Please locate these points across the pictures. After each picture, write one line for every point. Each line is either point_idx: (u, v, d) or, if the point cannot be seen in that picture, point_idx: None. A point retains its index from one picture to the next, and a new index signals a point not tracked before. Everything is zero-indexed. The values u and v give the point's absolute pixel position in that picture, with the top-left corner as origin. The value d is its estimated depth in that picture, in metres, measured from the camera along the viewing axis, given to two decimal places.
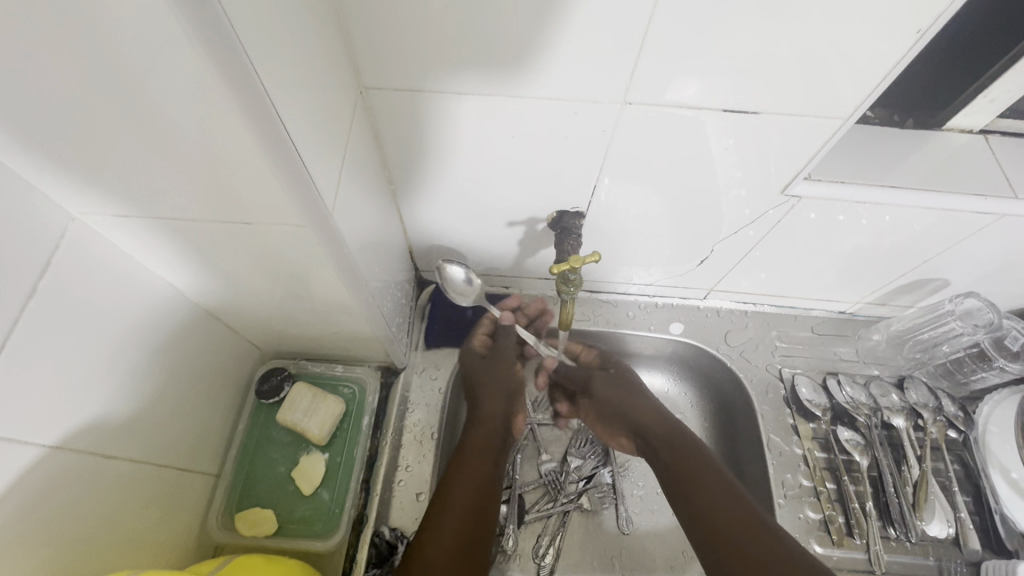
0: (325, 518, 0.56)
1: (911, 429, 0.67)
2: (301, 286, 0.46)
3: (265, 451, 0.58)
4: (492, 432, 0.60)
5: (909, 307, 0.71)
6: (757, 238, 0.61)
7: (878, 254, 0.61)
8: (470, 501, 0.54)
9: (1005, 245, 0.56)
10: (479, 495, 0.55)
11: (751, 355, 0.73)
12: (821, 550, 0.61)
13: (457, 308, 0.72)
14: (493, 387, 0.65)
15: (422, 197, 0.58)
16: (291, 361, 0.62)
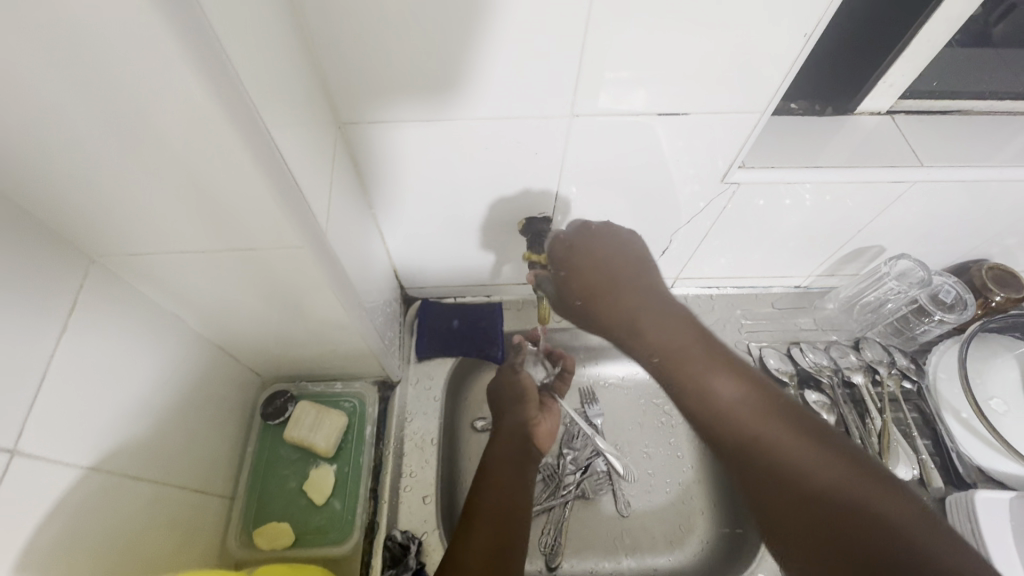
0: (339, 527, 0.58)
1: (870, 386, 0.73)
2: (299, 308, 0.50)
3: (275, 469, 0.60)
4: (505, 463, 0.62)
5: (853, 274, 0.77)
6: (710, 225, 0.67)
7: (817, 229, 0.68)
8: (496, 520, 0.56)
9: (924, 208, 0.64)
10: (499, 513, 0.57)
11: (721, 335, 0.78)
12: None
13: (443, 320, 0.77)
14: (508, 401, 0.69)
15: (402, 217, 0.63)
16: (292, 383, 0.65)
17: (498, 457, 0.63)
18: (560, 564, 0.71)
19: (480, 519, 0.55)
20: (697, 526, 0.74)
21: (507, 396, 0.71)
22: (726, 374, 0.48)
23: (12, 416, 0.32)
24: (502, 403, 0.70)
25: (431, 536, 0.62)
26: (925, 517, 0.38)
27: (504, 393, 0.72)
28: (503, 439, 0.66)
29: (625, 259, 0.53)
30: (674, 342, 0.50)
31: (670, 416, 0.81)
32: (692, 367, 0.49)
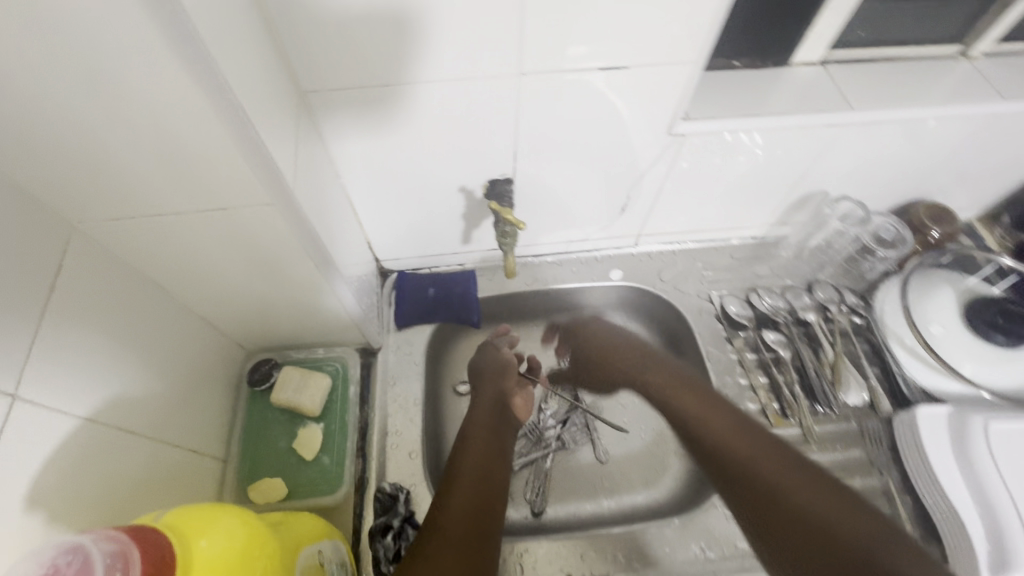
0: (329, 479, 0.62)
1: (822, 322, 0.78)
2: (277, 272, 0.53)
3: (265, 431, 0.63)
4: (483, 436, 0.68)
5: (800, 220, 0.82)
6: (664, 179, 0.71)
7: (764, 176, 0.73)
8: (473, 486, 0.62)
9: (859, 150, 0.68)
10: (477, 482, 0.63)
11: (684, 286, 0.83)
12: None
13: (419, 289, 0.80)
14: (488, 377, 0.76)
15: (370, 187, 0.66)
16: (275, 352, 0.68)
17: (474, 427, 0.70)
18: (545, 509, 0.75)
19: (460, 488, 0.61)
20: (672, 464, 0.78)
21: (486, 374, 0.77)
22: (719, 408, 0.68)
23: (8, 366, 0.34)
24: (483, 379, 0.77)
25: (419, 489, 0.65)
26: (885, 539, 0.53)
27: (484, 368, 0.78)
28: (480, 410, 0.73)
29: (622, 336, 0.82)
30: (675, 383, 0.74)
31: None
32: (688, 393, 0.71)
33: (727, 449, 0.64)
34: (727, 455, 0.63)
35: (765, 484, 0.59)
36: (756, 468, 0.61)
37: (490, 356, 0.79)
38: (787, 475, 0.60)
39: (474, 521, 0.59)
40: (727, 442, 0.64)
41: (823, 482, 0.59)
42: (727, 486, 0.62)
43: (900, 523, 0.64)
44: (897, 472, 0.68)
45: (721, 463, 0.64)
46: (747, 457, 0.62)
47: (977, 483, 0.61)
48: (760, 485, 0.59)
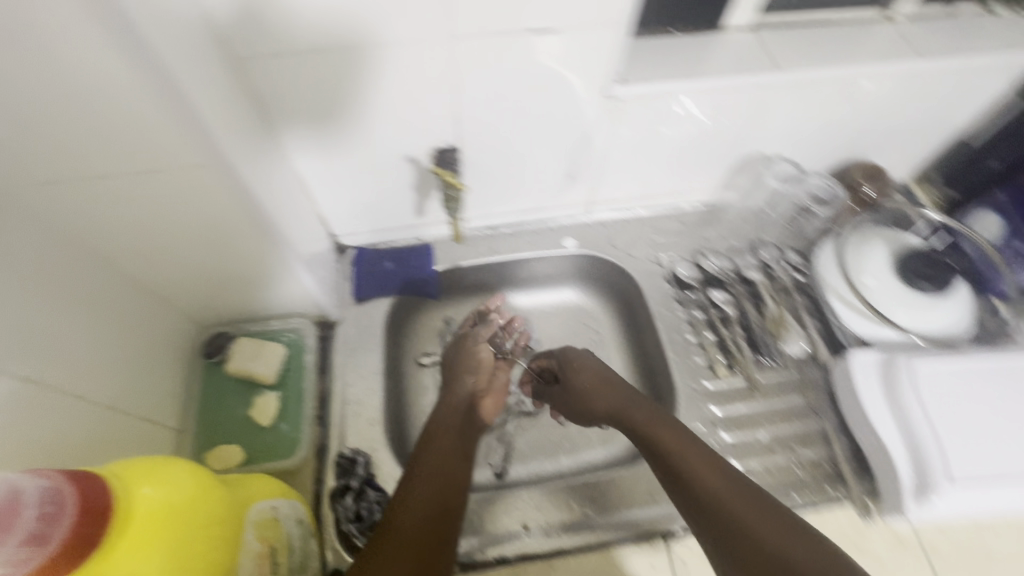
0: (286, 443, 0.64)
1: (767, 280, 0.81)
2: (219, 238, 0.56)
3: (221, 400, 0.64)
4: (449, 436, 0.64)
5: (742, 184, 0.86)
6: (608, 144, 0.73)
7: (704, 140, 0.75)
8: (435, 483, 0.58)
9: (789, 110, 0.71)
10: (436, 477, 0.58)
11: (635, 251, 0.85)
12: (727, 436, 0.70)
13: (376, 263, 0.81)
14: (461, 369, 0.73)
15: (317, 159, 0.67)
16: (228, 325, 0.69)
17: (439, 426, 0.66)
18: (508, 470, 0.77)
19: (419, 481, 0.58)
20: None
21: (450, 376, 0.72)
22: (693, 443, 0.57)
23: None
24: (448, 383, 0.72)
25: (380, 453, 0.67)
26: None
27: (458, 363, 0.74)
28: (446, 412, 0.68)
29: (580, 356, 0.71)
30: (647, 415, 0.61)
31: (600, 332, 0.88)
32: (658, 424, 0.59)
33: (693, 483, 0.53)
34: (696, 493, 0.52)
35: (733, 524, 0.49)
36: (725, 504, 0.50)
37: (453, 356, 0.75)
38: (759, 513, 0.49)
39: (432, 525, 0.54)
40: (697, 473, 0.53)
41: (797, 525, 0.48)
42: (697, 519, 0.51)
43: (837, 461, 0.68)
44: (835, 416, 0.71)
45: (691, 501, 0.52)
46: (714, 491, 0.51)
47: (902, 417, 0.65)
48: (726, 525, 0.49)
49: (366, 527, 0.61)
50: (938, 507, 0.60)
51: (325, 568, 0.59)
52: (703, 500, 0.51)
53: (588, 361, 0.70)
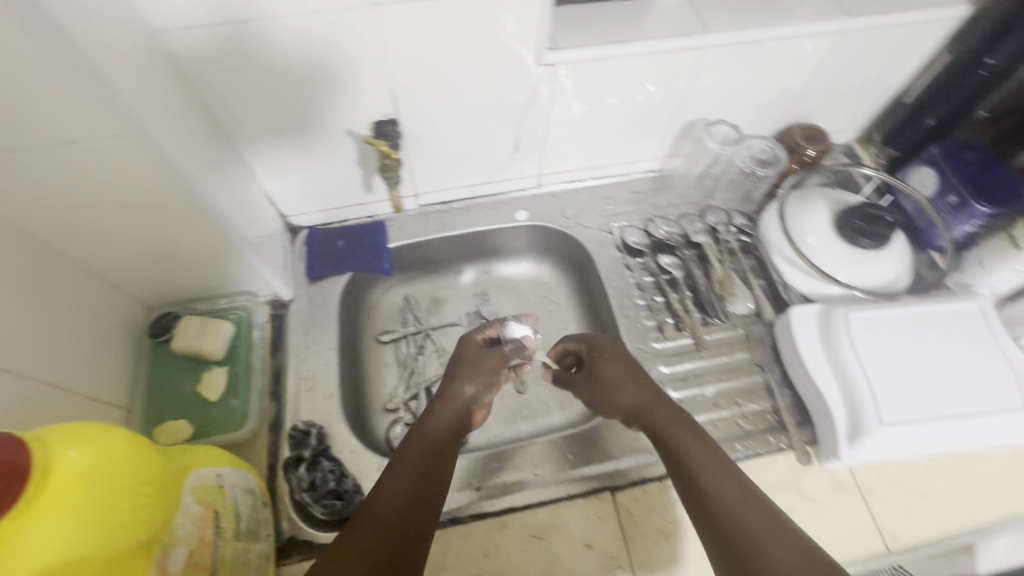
0: (236, 417, 0.64)
1: (712, 243, 0.83)
2: (153, 209, 0.55)
3: (169, 377, 0.64)
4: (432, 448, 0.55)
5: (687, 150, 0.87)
6: (550, 114, 0.74)
7: (645, 106, 0.77)
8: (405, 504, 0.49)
9: (724, 73, 0.73)
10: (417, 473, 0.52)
11: (586, 221, 0.87)
12: (676, 394, 0.72)
13: (329, 242, 0.82)
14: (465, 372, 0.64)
15: (257, 136, 0.67)
16: (177, 306, 0.69)
17: (428, 430, 0.57)
18: (468, 439, 0.79)
19: (397, 476, 0.51)
20: None
21: (459, 367, 0.65)
22: (717, 455, 0.53)
23: None
24: (456, 371, 0.65)
25: (335, 425, 0.68)
26: None
27: (463, 362, 0.66)
28: (447, 405, 0.60)
29: (615, 350, 0.66)
30: (674, 418, 0.57)
31: (557, 303, 0.90)
32: (682, 430, 0.55)
33: (710, 496, 0.49)
34: (714, 508, 0.48)
35: (749, 545, 0.45)
36: (743, 522, 0.46)
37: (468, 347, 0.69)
38: (779, 539, 0.44)
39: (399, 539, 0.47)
40: (717, 488, 0.49)
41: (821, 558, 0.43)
42: (711, 535, 0.48)
43: (779, 412, 0.70)
44: (779, 369, 0.74)
45: (706, 515, 0.49)
46: (732, 507, 0.47)
47: (838, 365, 0.67)
48: (740, 545, 0.45)
49: (319, 495, 0.62)
50: (868, 448, 0.63)
51: (280, 536, 0.60)
52: (720, 516, 0.48)
53: (623, 354, 0.66)
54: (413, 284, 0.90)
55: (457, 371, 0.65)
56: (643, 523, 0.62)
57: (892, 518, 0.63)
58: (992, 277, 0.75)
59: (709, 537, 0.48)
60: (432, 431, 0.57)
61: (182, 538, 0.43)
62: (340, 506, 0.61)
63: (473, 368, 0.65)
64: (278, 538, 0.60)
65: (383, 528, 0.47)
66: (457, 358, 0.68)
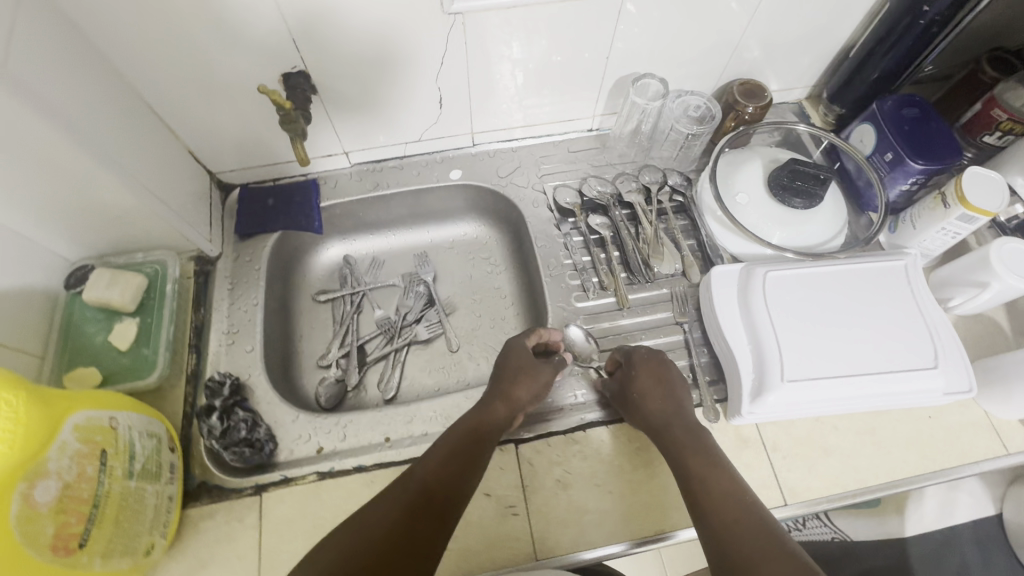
0: (146, 365, 0.66)
1: (644, 202, 0.83)
2: (49, 163, 0.54)
3: (81, 327, 0.66)
4: (469, 454, 0.56)
5: (617, 108, 0.86)
6: (471, 68, 0.73)
7: (570, 60, 0.75)
8: (434, 481, 0.53)
9: (647, 22, 0.70)
10: (457, 458, 0.55)
11: (520, 180, 0.86)
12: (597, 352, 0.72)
13: (259, 200, 0.83)
14: (511, 385, 0.63)
15: (171, 92, 0.67)
16: (95, 258, 0.70)
17: (467, 434, 0.57)
18: (397, 394, 0.79)
19: (432, 456, 0.55)
20: None
21: (520, 370, 0.64)
22: (727, 471, 0.54)
23: None
24: (518, 374, 0.64)
25: (254, 377, 0.70)
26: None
27: (512, 369, 0.65)
28: (504, 411, 0.61)
29: (656, 364, 0.65)
30: (686, 439, 0.59)
31: (494, 263, 0.90)
32: (693, 449, 0.57)
33: (709, 510, 0.51)
34: (710, 515, 0.51)
35: (744, 556, 0.46)
36: (737, 535, 0.48)
37: (523, 348, 0.67)
38: (771, 554, 0.45)
39: (433, 522, 0.50)
40: (716, 501, 0.51)
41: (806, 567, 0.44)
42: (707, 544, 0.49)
43: (694, 369, 0.70)
44: (699, 328, 0.74)
45: (705, 520, 0.51)
46: (727, 519, 0.49)
47: (750, 324, 0.67)
48: (733, 555, 0.47)
49: (229, 443, 0.62)
50: (770, 405, 0.63)
51: (190, 482, 0.62)
52: (717, 529, 0.49)
53: (662, 367, 0.65)
54: (352, 244, 0.90)
55: (518, 374, 0.64)
56: (543, 475, 0.63)
57: (794, 473, 0.64)
58: (922, 237, 0.73)
59: (705, 548, 0.49)
60: (473, 439, 0.57)
61: (54, 471, 0.45)
62: (249, 452, 0.62)
63: (532, 377, 0.64)
64: (188, 483, 0.62)
65: (415, 504, 0.51)
66: (508, 359, 0.66)
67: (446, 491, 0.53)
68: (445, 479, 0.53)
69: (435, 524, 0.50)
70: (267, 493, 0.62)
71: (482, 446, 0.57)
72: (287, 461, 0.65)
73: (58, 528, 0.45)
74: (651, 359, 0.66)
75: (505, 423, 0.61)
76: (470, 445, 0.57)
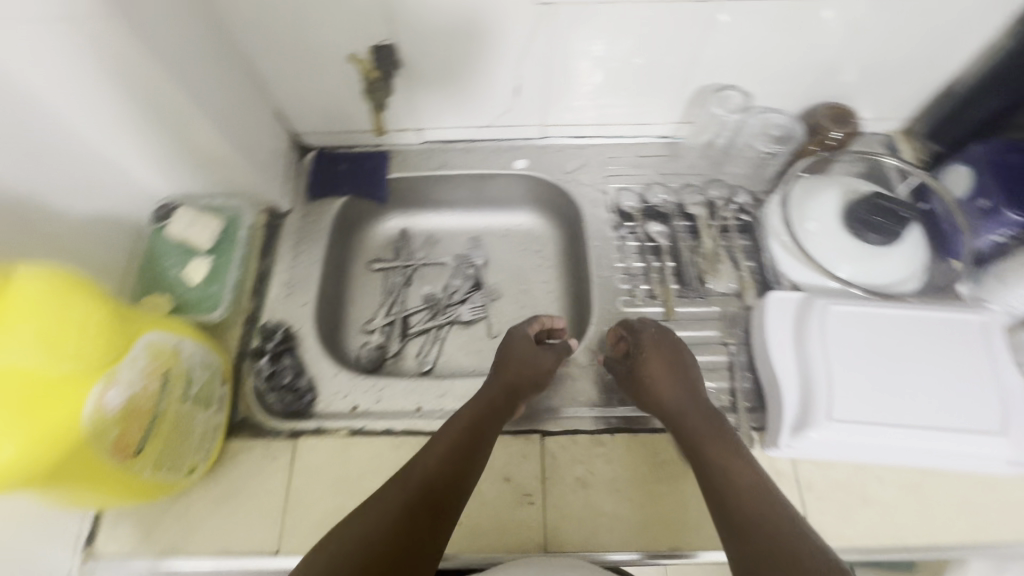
0: (210, 302, 0.70)
1: (707, 216, 0.81)
2: (157, 105, 0.59)
3: (160, 258, 0.71)
4: (469, 442, 0.57)
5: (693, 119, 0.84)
6: (553, 60, 0.73)
7: (654, 64, 0.74)
8: (435, 475, 0.54)
9: (739, 32, 0.69)
10: (459, 451, 0.56)
11: (583, 177, 0.86)
12: None
13: (331, 164, 0.86)
14: (512, 370, 0.64)
15: (269, 53, 0.71)
16: (181, 196, 0.74)
17: (467, 419, 0.59)
18: (435, 367, 0.82)
19: (433, 449, 0.56)
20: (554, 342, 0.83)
21: (518, 356, 0.66)
22: (746, 460, 0.56)
23: None
24: (517, 359, 0.66)
25: (304, 329, 0.74)
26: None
27: (511, 357, 0.66)
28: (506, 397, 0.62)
29: (667, 349, 0.66)
30: (704, 426, 0.59)
31: (544, 256, 0.91)
32: (712, 436, 0.58)
33: (732, 502, 0.52)
34: (733, 505, 0.52)
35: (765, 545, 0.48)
36: (758, 524, 0.49)
37: (524, 336, 0.69)
38: (796, 547, 0.47)
39: (433, 516, 0.52)
40: (738, 490, 0.53)
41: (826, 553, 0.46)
42: (729, 535, 0.51)
43: (734, 393, 0.68)
44: (746, 352, 0.71)
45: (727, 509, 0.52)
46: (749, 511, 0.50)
47: (803, 356, 0.64)
48: (758, 544, 0.48)
49: (274, 385, 0.69)
50: (811, 441, 0.61)
51: (234, 415, 0.67)
52: (739, 520, 0.51)
53: (674, 350, 0.66)
54: (410, 218, 0.93)
55: (518, 361, 0.65)
56: (564, 470, 0.63)
57: (825, 516, 0.61)
58: (1010, 293, 0.68)
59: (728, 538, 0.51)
60: (472, 428, 0.59)
61: (124, 379, 0.49)
62: (291, 397, 0.69)
63: (533, 365, 0.66)
64: (232, 417, 0.67)
65: (416, 501, 0.52)
66: (508, 344, 0.68)
67: (446, 485, 0.54)
68: (445, 471, 0.55)
69: (436, 519, 0.52)
70: (302, 439, 0.65)
71: (483, 430, 0.59)
72: (324, 412, 0.69)
73: (121, 432, 0.49)
74: (662, 338, 0.66)
75: (507, 409, 0.62)
76: (472, 429, 0.58)
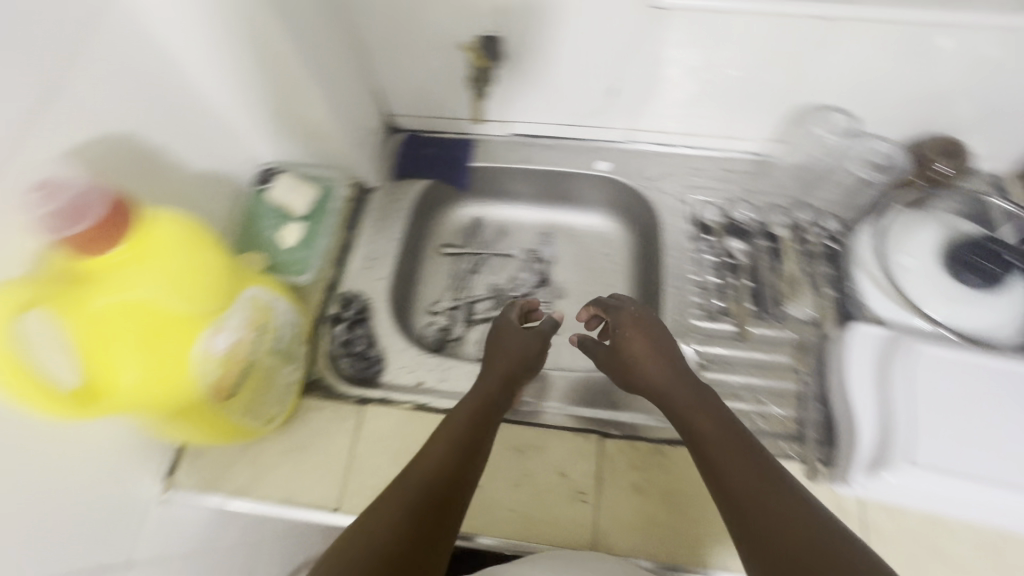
0: (300, 266, 0.74)
1: (792, 239, 0.79)
2: (281, 72, 0.62)
3: (260, 217, 0.75)
4: (467, 433, 0.56)
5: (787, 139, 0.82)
6: (654, 65, 0.73)
7: (758, 79, 0.73)
8: (437, 473, 0.52)
9: (855, 55, 0.66)
10: (460, 449, 0.55)
11: (666, 186, 0.85)
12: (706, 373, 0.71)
13: (419, 148, 0.90)
14: (500, 352, 0.68)
15: (381, 35, 0.74)
16: (287, 161, 0.78)
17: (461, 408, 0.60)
18: None
19: (432, 446, 0.55)
20: None
21: (499, 340, 0.70)
22: (738, 432, 0.53)
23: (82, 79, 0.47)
24: (499, 342, 0.69)
25: (377, 302, 0.77)
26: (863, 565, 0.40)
27: (504, 344, 0.69)
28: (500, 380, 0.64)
29: (648, 329, 0.65)
30: (690, 399, 0.57)
31: (615, 261, 0.90)
32: (703, 411, 0.55)
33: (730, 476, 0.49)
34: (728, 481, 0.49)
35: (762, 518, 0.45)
36: (753, 498, 0.46)
37: (511, 319, 0.73)
38: (800, 523, 0.43)
39: (439, 514, 0.50)
40: (730, 463, 0.50)
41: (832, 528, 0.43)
42: (729, 512, 0.47)
43: (802, 424, 0.65)
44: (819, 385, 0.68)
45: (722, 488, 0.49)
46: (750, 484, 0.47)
47: (888, 395, 0.62)
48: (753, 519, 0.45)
49: (348, 351, 0.72)
50: (890, 485, 0.59)
51: (310, 374, 0.70)
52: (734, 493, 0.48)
53: (652, 326, 0.65)
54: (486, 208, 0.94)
55: (498, 344, 0.69)
56: (622, 474, 0.63)
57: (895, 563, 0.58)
58: None
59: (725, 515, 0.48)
60: (471, 418, 0.59)
61: (230, 328, 0.53)
62: (361, 364, 0.72)
63: (521, 348, 0.68)
64: (308, 374, 0.70)
65: (422, 502, 0.50)
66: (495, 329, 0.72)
67: (447, 485, 0.52)
68: (445, 465, 0.53)
69: (441, 515, 0.50)
70: (369, 406, 0.68)
71: (484, 420, 0.59)
72: (389, 383, 0.71)
73: (221, 376, 0.53)
74: (637, 317, 0.67)
75: (504, 400, 0.63)
76: (469, 417, 0.58)
